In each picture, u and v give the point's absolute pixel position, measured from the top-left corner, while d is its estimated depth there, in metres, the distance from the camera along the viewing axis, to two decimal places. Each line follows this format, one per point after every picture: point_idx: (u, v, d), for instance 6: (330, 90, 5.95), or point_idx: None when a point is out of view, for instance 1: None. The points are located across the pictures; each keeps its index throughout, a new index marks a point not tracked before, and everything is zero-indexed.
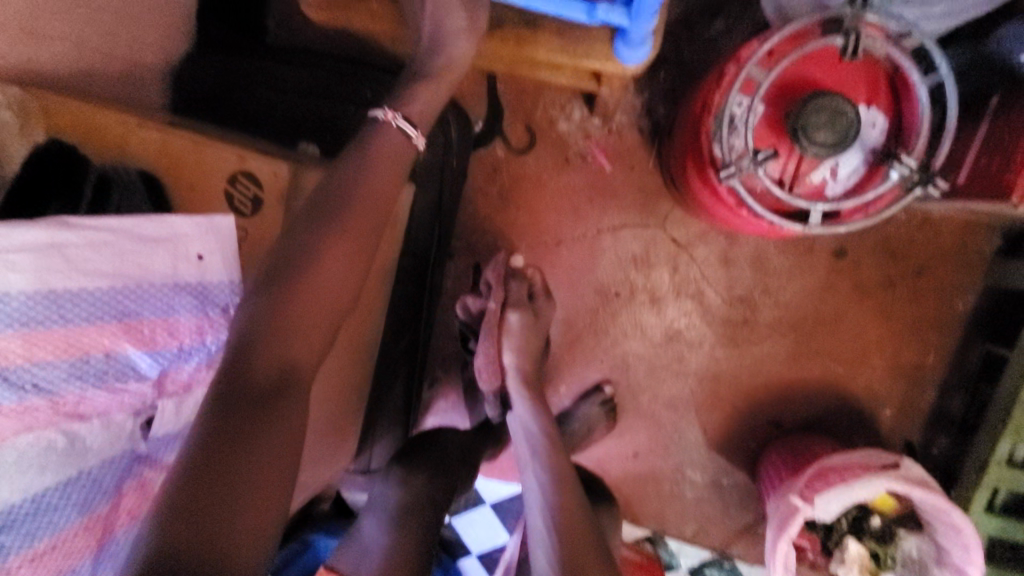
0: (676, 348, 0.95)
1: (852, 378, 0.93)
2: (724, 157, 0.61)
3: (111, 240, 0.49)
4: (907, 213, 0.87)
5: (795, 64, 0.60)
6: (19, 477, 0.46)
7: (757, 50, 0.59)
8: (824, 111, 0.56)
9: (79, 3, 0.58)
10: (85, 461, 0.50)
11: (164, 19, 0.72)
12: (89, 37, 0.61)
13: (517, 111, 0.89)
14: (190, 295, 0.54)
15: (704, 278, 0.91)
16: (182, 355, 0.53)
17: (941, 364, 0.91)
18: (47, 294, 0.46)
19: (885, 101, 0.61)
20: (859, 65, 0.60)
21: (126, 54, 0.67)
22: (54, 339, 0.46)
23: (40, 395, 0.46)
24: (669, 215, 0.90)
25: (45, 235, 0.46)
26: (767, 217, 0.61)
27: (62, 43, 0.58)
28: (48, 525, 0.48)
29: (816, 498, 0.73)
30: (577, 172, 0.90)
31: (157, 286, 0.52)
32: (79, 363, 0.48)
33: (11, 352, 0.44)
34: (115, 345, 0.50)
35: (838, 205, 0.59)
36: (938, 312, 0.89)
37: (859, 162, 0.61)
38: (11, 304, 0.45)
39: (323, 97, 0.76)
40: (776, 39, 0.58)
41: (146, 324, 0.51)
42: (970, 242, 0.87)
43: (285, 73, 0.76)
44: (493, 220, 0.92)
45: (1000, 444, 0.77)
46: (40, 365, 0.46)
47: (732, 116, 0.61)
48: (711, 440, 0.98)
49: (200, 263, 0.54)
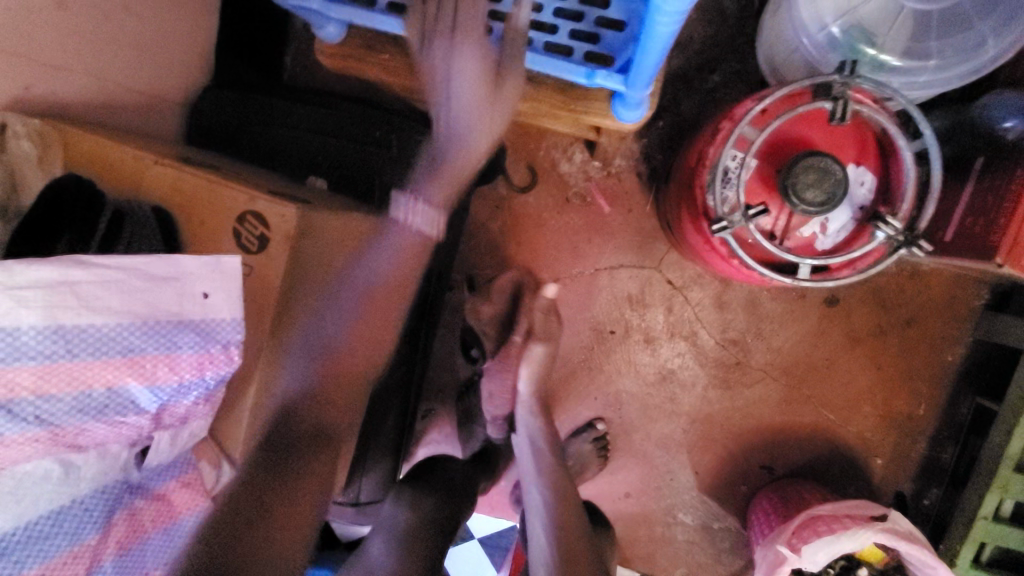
0: (670, 389, 0.95)
1: (843, 425, 0.93)
2: (716, 210, 0.62)
3: (121, 276, 0.45)
4: (897, 265, 0.89)
5: (789, 124, 0.62)
6: (16, 504, 0.44)
7: (751, 108, 0.61)
8: (812, 171, 0.58)
9: (106, 42, 0.61)
10: (79, 490, 0.48)
11: (184, 55, 0.75)
12: (113, 73, 0.63)
13: (520, 151, 0.92)
14: (193, 332, 0.48)
15: (698, 320, 0.93)
16: (182, 390, 0.48)
17: (932, 416, 0.91)
18: (54, 329, 0.43)
19: (873, 162, 0.63)
20: (849, 127, 0.62)
21: (146, 87, 0.70)
22: (60, 372, 0.44)
23: (41, 427, 0.44)
24: (665, 258, 0.92)
25: (57, 271, 0.43)
26: (757, 269, 0.62)
27: (86, 78, 0.61)
28: (39, 552, 0.46)
29: (803, 548, 0.73)
30: (576, 212, 0.92)
31: (163, 321, 0.47)
32: (81, 398, 0.45)
33: (18, 385, 0.42)
34: (117, 379, 0.46)
35: (827, 260, 0.61)
36: (929, 364, 0.90)
37: (848, 219, 0.63)
38: (17, 339, 0.42)
39: (333, 134, 0.79)
40: (770, 99, 0.60)
41: (148, 359, 0.47)
42: (959, 295, 0.89)
43: (298, 110, 0.80)
44: (492, 255, 0.94)
45: (988, 500, 0.78)
46: (44, 398, 0.43)
47: (726, 170, 0.62)
48: (703, 482, 0.97)
49: (205, 302, 0.49)
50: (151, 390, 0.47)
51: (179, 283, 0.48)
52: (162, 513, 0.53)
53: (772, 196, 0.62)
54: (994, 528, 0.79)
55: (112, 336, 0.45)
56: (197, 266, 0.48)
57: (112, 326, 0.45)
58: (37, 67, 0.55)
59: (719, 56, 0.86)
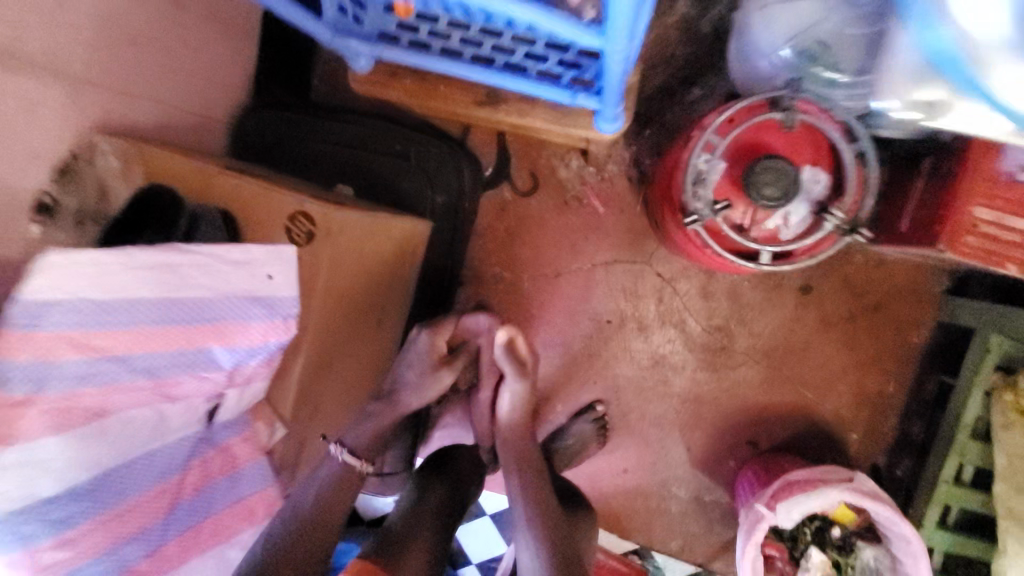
0: (662, 373, 1.05)
1: (821, 403, 1.03)
2: (690, 206, 0.73)
3: (208, 261, 0.57)
4: (865, 256, 0.98)
5: (750, 130, 0.73)
6: (123, 442, 0.54)
7: (716, 118, 0.71)
8: (769, 171, 0.68)
9: (167, 74, 0.73)
10: (165, 436, 0.58)
11: (227, 82, 0.87)
12: (169, 97, 0.75)
13: (523, 159, 1.02)
14: (261, 306, 0.60)
15: (686, 309, 1.03)
16: (252, 352, 0.59)
17: (901, 392, 1.00)
18: (158, 300, 0.53)
19: (826, 161, 0.73)
20: (804, 132, 0.73)
21: (196, 112, 0.82)
22: (161, 334, 0.54)
23: (148, 377, 0.54)
24: (655, 253, 1.02)
25: (160, 254, 0.53)
26: (725, 256, 0.73)
27: (147, 103, 0.72)
28: (134, 485, 0.55)
29: (777, 506, 0.82)
30: (573, 214, 1.03)
31: (238, 297, 0.58)
32: (177, 355, 0.55)
33: (130, 342, 0.52)
34: (204, 343, 0.57)
35: (784, 247, 0.72)
36: (896, 345, 0.99)
37: (807, 211, 0.73)
38: (132, 307, 0.52)
39: (358, 148, 0.91)
40: (732, 111, 0.71)
41: (228, 326, 0.57)
42: (923, 282, 0.98)
43: (326, 127, 0.91)
44: (499, 253, 1.05)
45: (946, 465, 0.87)
46: (149, 354, 0.53)
47: (697, 172, 0.73)
48: (694, 458, 1.07)
49: (270, 282, 0.61)
50: (231, 351, 0.58)
51: (252, 266, 0.60)
52: (225, 464, 0.63)
53: (738, 191, 0.72)
54: (953, 491, 0.87)
55: (202, 306, 0.56)
56: (267, 254, 0.61)
57: (202, 298, 0.56)
58: (111, 99, 0.67)
59: (699, 71, 0.96)
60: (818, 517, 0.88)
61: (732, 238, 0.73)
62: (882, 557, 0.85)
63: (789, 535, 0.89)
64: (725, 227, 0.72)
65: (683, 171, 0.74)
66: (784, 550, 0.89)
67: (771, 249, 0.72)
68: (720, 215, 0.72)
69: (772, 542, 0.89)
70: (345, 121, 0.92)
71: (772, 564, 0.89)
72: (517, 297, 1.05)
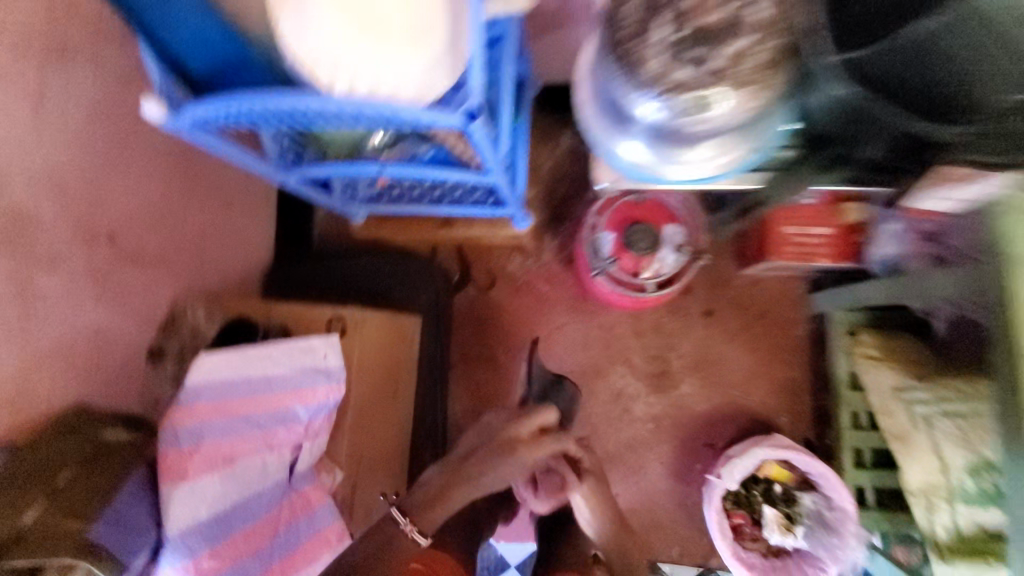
0: (622, 403, 1.32)
1: (749, 399, 1.30)
2: (594, 264, 1.11)
3: (287, 349, 0.86)
4: (744, 279, 1.31)
5: (619, 209, 1.10)
6: (248, 480, 0.80)
7: (596, 207, 1.12)
8: (638, 235, 1.07)
9: (211, 254, 1.08)
10: (271, 478, 0.82)
11: (259, 255, 1.22)
12: (215, 268, 1.09)
13: (480, 264, 1.37)
14: (321, 376, 0.87)
15: (626, 348, 1.32)
16: (320, 407, 0.86)
17: (806, 375, 1.28)
18: (263, 377, 0.84)
19: (675, 219, 1.10)
20: (656, 204, 1.10)
21: (237, 277, 1.16)
22: (267, 399, 0.83)
23: (262, 429, 0.82)
24: (592, 311, 1.34)
25: (260, 349, 0.84)
26: (624, 292, 1.10)
27: (202, 275, 1.05)
28: (254, 513, 0.80)
29: (722, 471, 1.07)
30: (525, 295, 1.35)
31: (307, 371, 0.86)
32: (276, 413, 0.83)
33: (252, 406, 0.82)
34: (291, 404, 0.84)
35: (661, 278, 1.09)
36: (789, 340, 1.29)
37: (672, 252, 1.09)
38: (250, 384, 0.83)
39: (356, 268, 1.20)
40: (603, 201, 1.11)
41: (303, 392, 0.85)
42: (792, 287, 1.29)
43: (331, 260, 1.22)
44: (478, 338, 1.35)
45: (842, 415, 1.13)
46: (262, 413, 0.82)
47: (594, 241, 1.11)
48: (668, 469, 1.30)
49: (326, 358, 0.87)
50: (308, 408, 0.85)
51: (313, 350, 0.87)
52: (305, 503, 0.85)
53: (623, 249, 1.07)
54: (853, 435, 1.12)
55: (283, 378, 0.84)
56: (322, 343, 0.87)
57: (285, 374, 0.84)
58: (190, 271, 1.01)
59: None
60: (763, 481, 1.11)
61: (626, 279, 1.10)
62: (819, 500, 1.06)
63: (746, 503, 1.11)
64: (619, 272, 1.09)
65: (586, 243, 1.13)
66: (747, 516, 1.11)
67: (652, 282, 1.10)
68: (613, 266, 1.09)
69: (736, 512, 1.11)
70: (345, 255, 1.23)
71: (744, 530, 1.10)
72: (497, 367, 1.35)
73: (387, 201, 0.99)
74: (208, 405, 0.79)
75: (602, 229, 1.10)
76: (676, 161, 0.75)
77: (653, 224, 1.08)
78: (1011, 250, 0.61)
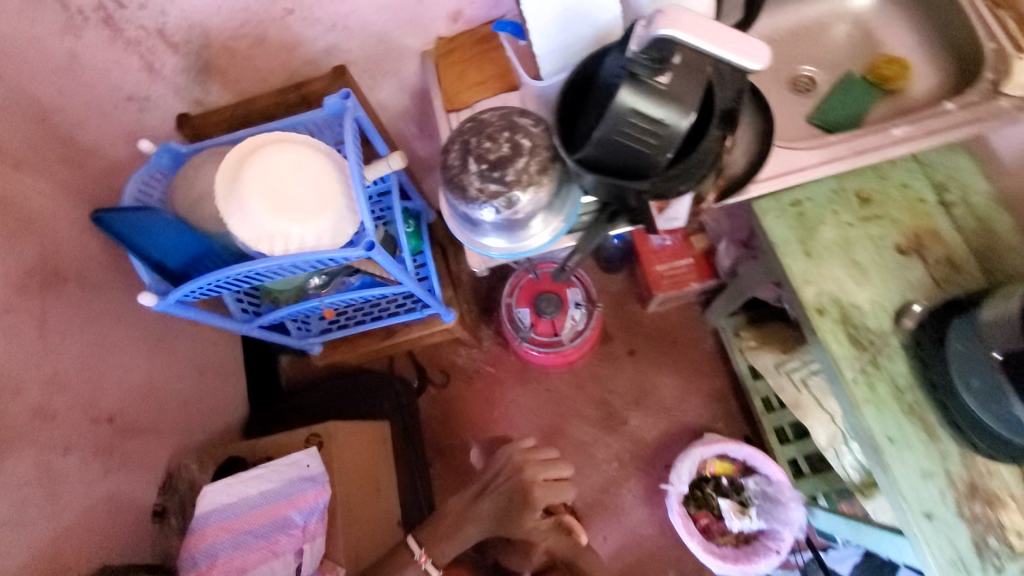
0: (584, 450, 1.48)
1: (689, 415, 1.47)
2: (519, 336, 1.34)
3: (272, 468, 1.01)
4: (651, 316, 1.55)
5: (525, 287, 1.35)
6: None
7: (506, 291, 1.37)
8: (545, 303, 1.31)
9: (200, 414, 1.25)
10: None
11: (237, 408, 1.39)
12: (204, 426, 1.25)
13: (433, 365, 1.57)
14: (308, 481, 1.00)
15: (574, 401, 1.51)
16: (311, 509, 0.98)
17: (727, 381, 1.49)
18: (256, 495, 0.98)
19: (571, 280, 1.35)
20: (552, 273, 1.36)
21: (222, 431, 1.31)
22: (262, 513, 0.97)
23: (263, 540, 0.95)
24: (537, 378, 1.54)
25: (249, 472, 1.00)
26: (549, 351, 1.34)
27: (193, 434, 1.21)
28: None
29: (672, 477, 1.24)
30: (478, 381, 1.54)
31: (294, 481, 1.00)
32: (272, 523, 0.96)
33: (249, 521, 0.96)
34: (284, 513, 0.97)
35: (575, 332, 1.34)
36: (703, 355, 1.51)
37: (577, 307, 1.34)
38: (245, 503, 0.97)
39: (320, 393, 1.37)
40: (511, 285, 1.36)
41: (293, 499, 0.98)
42: (691, 312, 1.54)
43: (297, 393, 1.38)
44: (446, 430, 1.52)
45: (756, 402, 1.34)
46: (259, 526, 0.96)
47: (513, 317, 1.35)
48: (642, 499, 1.43)
49: (308, 466, 1.02)
50: (302, 512, 0.98)
51: (297, 462, 1.02)
52: None
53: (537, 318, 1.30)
54: (770, 416, 1.32)
55: (276, 489, 0.99)
56: (303, 454, 1.02)
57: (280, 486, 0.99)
58: (179, 435, 1.16)
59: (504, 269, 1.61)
60: (712, 480, 1.28)
61: (547, 340, 1.34)
62: (759, 478, 1.23)
63: (705, 503, 1.27)
64: (540, 337, 1.33)
65: (508, 321, 1.37)
66: (710, 514, 1.26)
67: (568, 336, 1.34)
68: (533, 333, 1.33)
69: (701, 513, 1.26)
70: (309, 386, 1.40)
71: (712, 528, 1.24)
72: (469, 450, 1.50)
73: (336, 328, 1.20)
74: (215, 531, 0.95)
75: (515, 306, 1.34)
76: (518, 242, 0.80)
77: (555, 289, 1.33)
78: (782, 253, 0.91)
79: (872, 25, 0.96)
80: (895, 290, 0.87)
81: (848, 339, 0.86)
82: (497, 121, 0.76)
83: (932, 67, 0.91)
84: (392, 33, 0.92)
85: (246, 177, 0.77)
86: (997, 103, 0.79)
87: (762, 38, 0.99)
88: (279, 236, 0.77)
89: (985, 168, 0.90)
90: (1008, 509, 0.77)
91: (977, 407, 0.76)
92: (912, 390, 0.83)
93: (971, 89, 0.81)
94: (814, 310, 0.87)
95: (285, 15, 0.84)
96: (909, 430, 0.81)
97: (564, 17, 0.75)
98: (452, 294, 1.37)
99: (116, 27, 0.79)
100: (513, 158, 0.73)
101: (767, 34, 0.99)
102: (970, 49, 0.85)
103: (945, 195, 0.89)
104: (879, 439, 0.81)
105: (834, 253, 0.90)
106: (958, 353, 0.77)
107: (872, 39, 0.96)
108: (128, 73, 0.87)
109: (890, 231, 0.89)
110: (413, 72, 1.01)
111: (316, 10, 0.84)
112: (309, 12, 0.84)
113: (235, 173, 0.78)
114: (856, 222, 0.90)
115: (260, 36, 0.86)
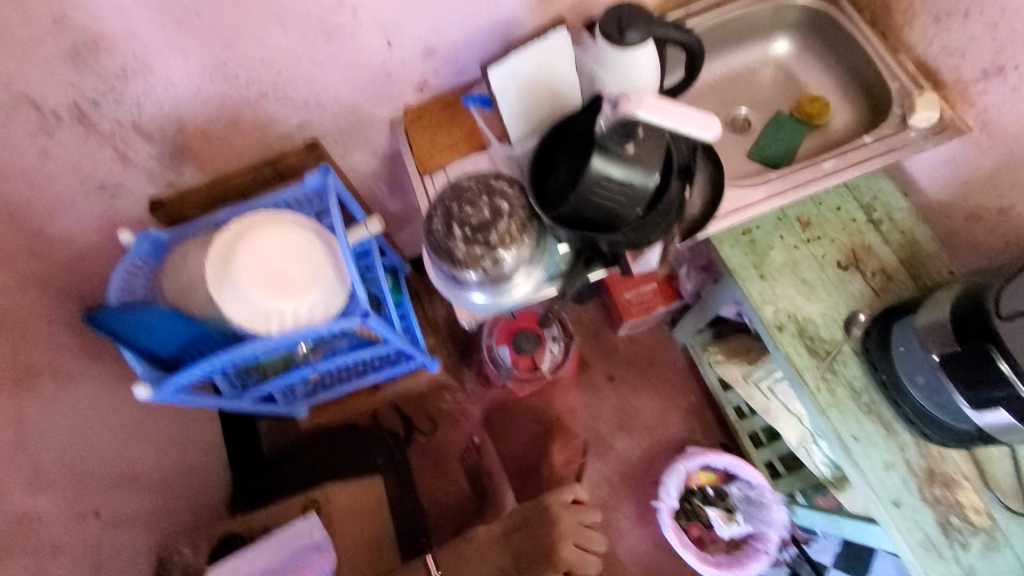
0: (575, 477, 1.52)
1: (669, 431, 1.55)
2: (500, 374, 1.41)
3: (267, 543, 1.00)
4: (623, 341, 1.62)
5: (503, 326, 1.40)
6: None
7: (485, 332, 1.41)
8: (525, 340, 1.36)
9: (187, 493, 1.21)
10: None
11: (223, 482, 1.35)
12: (193, 505, 1.22)
13: (418, 413, 1.58)
14: (312, 549, 1.01)
15: (560, 431, 1.56)
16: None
17: (700, 394, 1.57)
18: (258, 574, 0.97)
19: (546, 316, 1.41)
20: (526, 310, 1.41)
21: (210, 508, 1.28)
22: None
23: None
24: (522, 413, 1.57)
25: (237, 556, 0.97)
26: (532, 384, 1.38)
27: (182, 516, 1.18)
28: None
29: (661, 494, 1.30)
30: (464, 422, 1.57)
31: (297, 551, 1.00)
32: None
33: None
34: None
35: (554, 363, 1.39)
36: (676, 372, 1.59)
37: (553, 340, 1.40)
38: None
39: (305, 457, 1.34)
40: (489, 325, 1.40)
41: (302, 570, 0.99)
42: (659, 333, 1.63)
43: (282, 462, 1.35)
44: (438, 475, 1.53)
45: (730, 412, 1.42)
46: None
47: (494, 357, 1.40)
48: (635, 518, 1.49)
49: (308, 533, 1.01)
50: None
51: (297, 531, 1.02)
52: None
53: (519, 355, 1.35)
54: (743, 424, 1.41)
55: (279, 562, 0.98)
56: (304, 522, 1.02)
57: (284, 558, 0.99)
58: (168, 518, 1.13)
59: None
60: (698, 491, 1.34)
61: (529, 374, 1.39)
62: (740, 484, 1.30)
63: (694, 514, 1.33)
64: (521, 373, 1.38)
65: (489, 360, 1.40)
66: (700, 524, 1.32)
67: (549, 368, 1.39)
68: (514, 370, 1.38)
69: (692, 524, 1.32)
70: (294, 452, 1.37)
71: (704, 537, 1.32)
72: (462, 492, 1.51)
73: (323, 390, 1.21)
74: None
75: (495, 345, 1.39)
76: (503, 294, 0.85)
77: (532, 325, 1.38)
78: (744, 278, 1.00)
79: (793, 68, 1.08)
80: (842, 303, 0.97)
81: (806, 350, 0.95)
82: (475, 186, 0.81)
83: (846, 105, 1.03)
84: (362, 105, 0.96)
85: (238, 261, 0.79)
86: (906, 134, 0.91)
87: (700, 85, 1.10)
88: (274, 314, 0.79)
89: (902, 187, 1.03)
90: (963, 488, 0.87)
91: (923, 401, 0.86)
92: (868, 391, 0.92)
93: (884, 124, 0.93)
94: (774, 327, 0.96)
95: (260, 98, 0.87)
96: (870, 428, 0.90)
97: (530, 92, 0.83)
98: (433, 340, 1.40)
99: (90, 123, 0.80)
100: (494, 221, 0.79)
101: (704, 81, 1.10)
102: (879, 89, 0.97)
103: (873, 214, 1.01)
104: (844, 438, 0.90)
105: (785, 274, 0.99)
106: (901, 354, 0.87)
107: (794, 81, 1.08)
108: (100, 163, 0.87)
109: (831, 249, 1.00)
110: (383, 137, 1.06)
111: (290, 92, 0.88)
112: (283, 94, 0.87)
113: (224, 258, 0.79)
114: (801, 244, 1.01)
115: (235, 118, 0.89)
